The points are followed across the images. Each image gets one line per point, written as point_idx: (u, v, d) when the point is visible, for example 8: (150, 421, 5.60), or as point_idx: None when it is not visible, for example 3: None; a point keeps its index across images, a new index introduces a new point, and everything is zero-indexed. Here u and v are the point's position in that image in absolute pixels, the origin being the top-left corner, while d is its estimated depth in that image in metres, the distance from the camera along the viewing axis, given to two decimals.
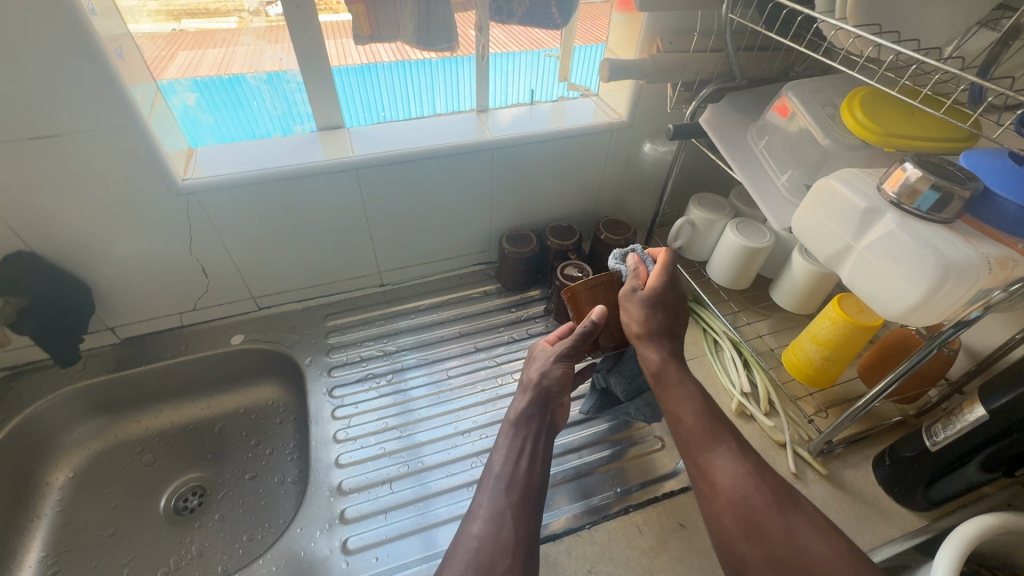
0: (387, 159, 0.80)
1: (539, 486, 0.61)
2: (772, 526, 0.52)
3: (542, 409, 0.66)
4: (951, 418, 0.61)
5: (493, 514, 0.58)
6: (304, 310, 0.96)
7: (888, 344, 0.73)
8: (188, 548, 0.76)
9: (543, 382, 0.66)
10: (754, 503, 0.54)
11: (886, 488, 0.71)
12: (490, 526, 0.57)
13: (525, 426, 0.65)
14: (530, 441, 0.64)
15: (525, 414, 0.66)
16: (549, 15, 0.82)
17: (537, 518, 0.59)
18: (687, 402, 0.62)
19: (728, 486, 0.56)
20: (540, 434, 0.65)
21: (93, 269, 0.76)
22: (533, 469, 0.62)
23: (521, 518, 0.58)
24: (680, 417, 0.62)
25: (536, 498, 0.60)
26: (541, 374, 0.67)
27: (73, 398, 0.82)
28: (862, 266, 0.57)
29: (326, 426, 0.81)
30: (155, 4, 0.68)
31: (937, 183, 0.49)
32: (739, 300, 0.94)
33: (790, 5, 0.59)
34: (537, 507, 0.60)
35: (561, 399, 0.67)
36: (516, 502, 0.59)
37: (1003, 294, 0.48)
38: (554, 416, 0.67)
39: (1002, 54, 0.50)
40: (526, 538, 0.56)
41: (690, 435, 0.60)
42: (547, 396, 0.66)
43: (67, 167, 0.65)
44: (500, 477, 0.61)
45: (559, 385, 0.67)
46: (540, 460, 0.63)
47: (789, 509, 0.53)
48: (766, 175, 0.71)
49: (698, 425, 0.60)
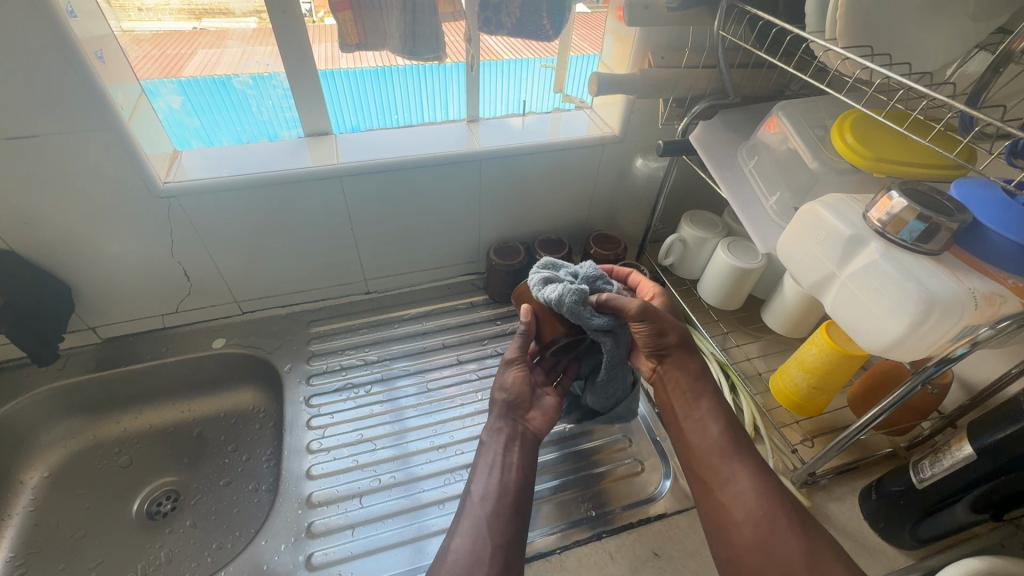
0: (372, 168, 0.79)
1: (516, 495, 0.59)
2: (791, 541, 0.51)
3: (507, 418, 0.66)
4: (939, 455, 0.58)
5: (471, 526, 0.56)
6: (289, 316, 0.96)
7: (878, 374, 0.71)
8: (156, 553, 0.75)
9: (502, 395, 0.67)
10: (776, 517, 0.53)
11: (872, 524, 0.68)
12: (469, 537, 0.54)
13: (496, 441, 0.64)
14: (501, 454, 0.62)
15: (493, 429, 0.65)
16: (541, 26, 0.80)
17: (519, 527, 0.57)
18: (710, 415, 0.62)
19: (747, 496, 0.55)
20: (512, 444, 0.63)
21: (73, 268, 0.76)
22: (510, 479, 0.60)
23: (498, 529, 0.55)
24: (703, 426, 0.61)
25: (513, 509, 0.58)
26: (498, 387, 0.68)
27: (52, 396, 0.82)
28: (845, 295, 0.55)
29: (301, 436, 0.80)
30: (177, 3, 0.70)
31: (923, 214, 0.47)
32: (729, 320, 0.92)
33: (779, 24, 0.58)
34: (515, 518, 0.57)
35: (526, 407, 0.67)
36: (492, 512, 0.57)
37: (990, 331, 0.45)
38: (525, 424, 0.66)
39: (993, 81, 0.49)
40: (503, 549, 0.54)
41: (711, 447, 0.60)
42: (513, 404, 0.66)
43: (46, 166, 0.65)
44: (476, 493, 0.59)
45: (518, 393, 0.67)
46: (517, 470, 0.61)
47: (809, 526, 0.52)
48: (755, 197, 0.69)
49: (720, 438, 0.60)
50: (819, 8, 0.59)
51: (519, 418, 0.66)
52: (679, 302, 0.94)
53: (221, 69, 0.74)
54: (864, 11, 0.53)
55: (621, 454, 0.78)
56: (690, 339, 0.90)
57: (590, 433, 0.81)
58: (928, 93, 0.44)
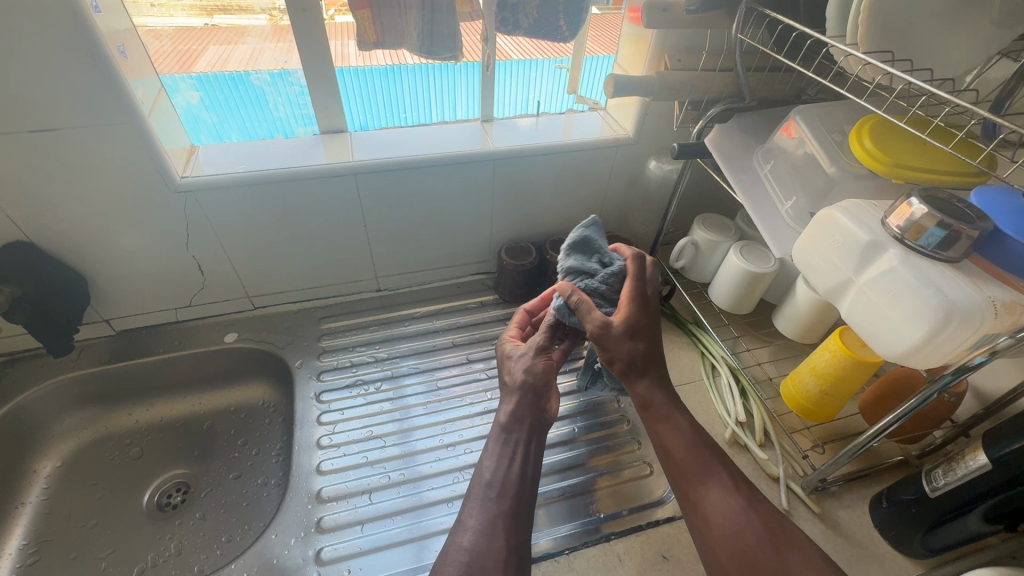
0: (386, 166, 0.80)
1: (530, 492, 0.60)
2: (768, 564, 0.51)
3: (533, 403, 0.65)
4: (952, 464, 0.58)
5: (484, 523, 0.56)
6: (300, 312, 0.96)
7: (891, 381, 0.70)
8: (167, 545, 0.75)
9: (528, 380, 0.66)
10: (750, 539, 0.53)
11: (882, 531, 0.67)
12: (483, 535, 0.55)
13: (517, 430, 0.64)
14: (522, 445, 0.62)
15: (515, 416, 0.64)
16: (557, 27, 0.81)
17: (530, 523, 0.58)
18: (675, 433, 0.60)
19: (722, 520, 0.55)
20: (532, 434, 0.64)
21: (90, 261, 0.77)
22: (525, 474, 0.61)
23: (513, 528, 0.56)
24: (669, 446, 0.60)
25: (527, 507, 0.59)
26: (525, 372, 0.66)
27: (66, 387, 0.83)
28: (862, 302, 0.54)
29: (311, 431, 0.80)
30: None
31: (943, 221, 0.47)
32: (740, 324, 0.92)
33: (801, 28, 0.57)
34: (526, 515, 0.58)
35: (549, 394, 0.66)
36: (508, 509, 0.57)
37: (1010, 340, 0.44)
38: (546, 412, 0.65)
39: (1018, 89, 0.49)
40: (517, 549, 0.55)
41: (679, 469, 0.59)
42: (539, 389, 0.65)
43: (66, 159, 0.66)
44: (491, 486, 0.59)
45: (544, 379, 0.66)
46: (532, 465, 0.62)
47: (782, 546, 0.52)
48: (770, 201, 0.68)
49: (690, 458, 0.59)
50: (840, 12, 0.59)
51: (543, 406, 0.65)
52: (690, 305, 0.94)
53: (231, 65, 0.74)
54: (886, 17, 0.53)
55: (629, 456, 0.78)
56: (700, 343, 0.90)
57: (595, 433, 0.81)
58: (949, 99, 0.44)
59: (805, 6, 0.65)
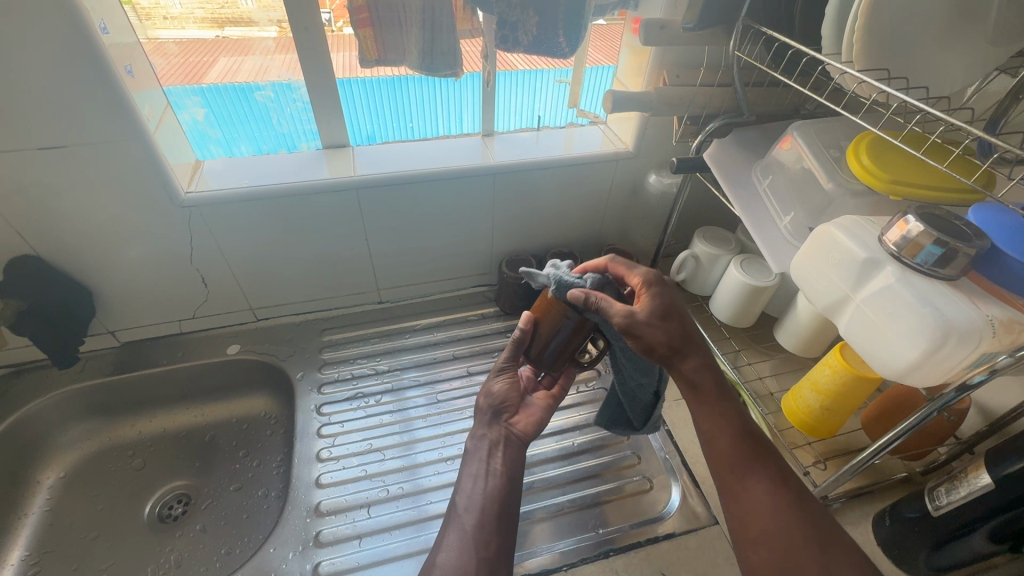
0: (386, 179, 0.80)
1: (503, 502, 0.59)
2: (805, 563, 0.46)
3: (491, 424, 0.65)
4: (956, 481, 0.57)
5: (456, 540, 0.56)
6: (302, 324, 0.97)
7: (895, 397, 0.70)
8: (167, 557, 0.76)
9: (488, 401, 0.67)
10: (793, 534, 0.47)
11: (885, 550, 0.66)
12: (455, 551, 0.55)
13: (479, 448, 0.64)
14: (484, 461, 0.62)
15: (477, 436, 0.65)
16: (557, 44, 0.75)
17: (506, 536, 0.57)
18: (723, 420, 0.54)
19: (766, 515, 0.49)
20: (494, 450, 0.63)
21: (95, 273, 0.78)
22: (493, 486, 0.60)
23: (485, 539, 0.56)
24: (714, 433, 0.54)
25: (499, 518, 0.58)
26: (484, 392, 0.68)
27: (71, 398, 0.84)
28: (859, 319, 0.54)
29: (312, 443, 0.80)
30: (201, 12, 0.71)
31: (942, 239, 0.46)
32: (742, 338, 0.92)
33: (795, 45, 0.57)
34: (501, 525, 0.58)
35: (513, 412, 0.66)
36: (477, 524, 0.57)
37: (1009, 358, 0.44)
38: (509, 428, 0.65)
39: (1013, 108, 0.50)
40: (489, 560, 0.54)
41: (722, 456, 0.53)
42: (498, 409, 0.66)
43: (74, 175, 0.67)
44: (460, 505, 0.60)
45: (504, 399, 0.66)
46: (501, 476, 0.61)
47: (831, 543, 0.47)
48: (769, 216, 0.69)
49: (731, 447, 0.53)
50: (835, 30, 0.59)
51: (505, 422, 0.66)
52: None
53: (242, 75, 0.75)
54: (881, 34, 0.53)
55: (630, 470, 0.78)
56: None
57: (600, 448, 0.81)
58: (942, 118, 0.43)
59: (799, 25, 0.66)
